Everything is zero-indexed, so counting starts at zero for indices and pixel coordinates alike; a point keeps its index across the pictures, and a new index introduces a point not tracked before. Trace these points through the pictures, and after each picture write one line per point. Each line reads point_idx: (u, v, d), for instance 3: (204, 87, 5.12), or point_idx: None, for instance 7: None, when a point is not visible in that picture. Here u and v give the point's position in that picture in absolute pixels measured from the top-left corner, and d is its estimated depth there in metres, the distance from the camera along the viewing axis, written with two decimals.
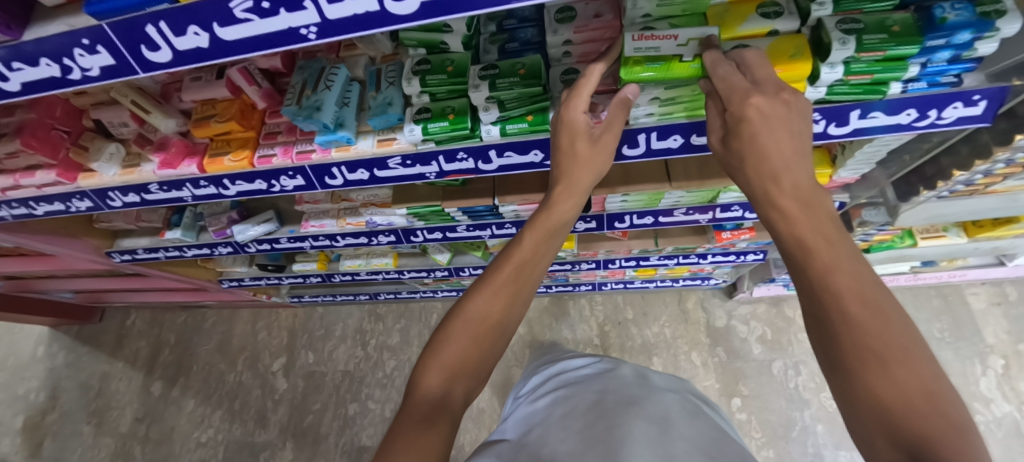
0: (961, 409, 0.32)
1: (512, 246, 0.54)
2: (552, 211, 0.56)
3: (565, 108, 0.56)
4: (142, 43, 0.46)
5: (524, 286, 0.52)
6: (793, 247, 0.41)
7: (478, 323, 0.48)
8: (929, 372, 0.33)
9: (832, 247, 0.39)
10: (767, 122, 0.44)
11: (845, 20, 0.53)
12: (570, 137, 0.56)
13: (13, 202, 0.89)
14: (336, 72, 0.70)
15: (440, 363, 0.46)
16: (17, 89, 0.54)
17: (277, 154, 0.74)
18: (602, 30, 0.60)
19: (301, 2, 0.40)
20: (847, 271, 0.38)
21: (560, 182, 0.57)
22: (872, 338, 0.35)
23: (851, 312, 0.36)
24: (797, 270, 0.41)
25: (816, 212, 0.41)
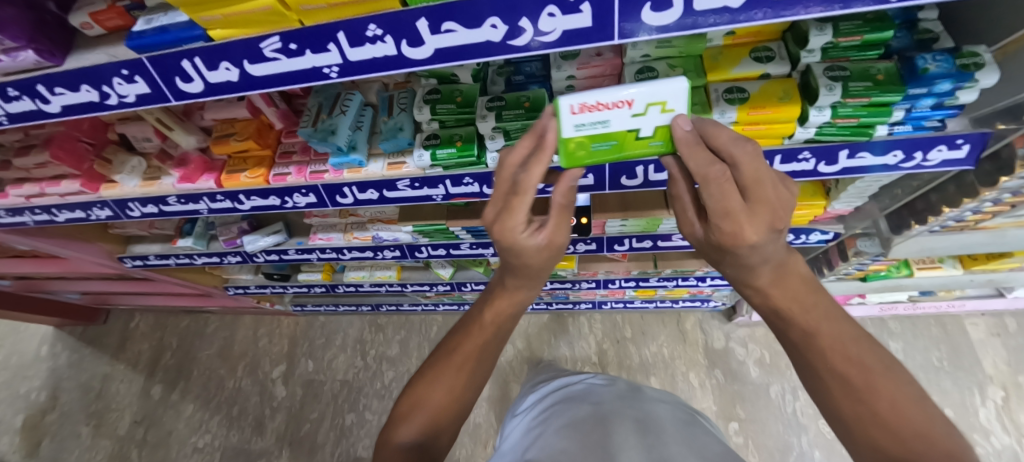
0: (945, 433, 0.39)
1: (472, 322, 0.58)
2: (509, 298, 0.56)
3: (504, 231, 0.44)
4: (177, 75, 0.49)
5: (481, 369, 0.55)
6: (774, 317, 0.48)
7: (445, 395, 0.52)
8: (914, 409, 0.41)
9: (810, 313, 0.45)
10: (762, 250, 0.42)
11: (833, 67, 0.57)
12: (515, 253, 0.47)
13: (35, 208, 0.93)
14: (351, 98, 0.74)
15: (413, 425, 0.51)
16: (57, 111, 0.58)
17: (291, 173, 0.78)
18: (603, 68, 0.65)
19: (326, 44, 0.44)
20: (826, 328, 0.45)
21: (514, 277, 0.54)
22: (856, 383, 0.42)
23: (837, 367, 0.43)
24: (784, 335, 0.48)
25: (797, 287, 0.46)
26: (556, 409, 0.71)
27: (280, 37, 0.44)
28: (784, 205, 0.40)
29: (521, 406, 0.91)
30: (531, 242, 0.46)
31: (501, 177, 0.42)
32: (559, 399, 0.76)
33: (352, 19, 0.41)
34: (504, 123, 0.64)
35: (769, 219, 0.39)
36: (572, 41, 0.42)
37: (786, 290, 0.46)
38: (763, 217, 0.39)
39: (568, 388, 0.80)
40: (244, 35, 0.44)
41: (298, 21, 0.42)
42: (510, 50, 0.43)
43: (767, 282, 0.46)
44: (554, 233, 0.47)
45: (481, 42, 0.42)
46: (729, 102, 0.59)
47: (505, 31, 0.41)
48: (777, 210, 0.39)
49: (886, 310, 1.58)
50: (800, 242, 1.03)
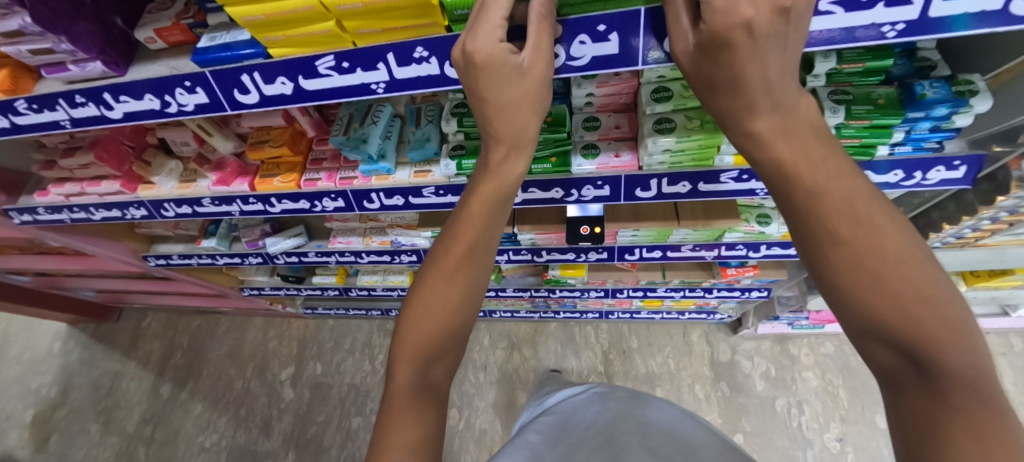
0: (953, 299, 0.34)
1: (459, 218, 0.53)
2: (497, 178, 0.52)
3: (472, 41, 0.41)
4: (235, 87, 0.54)
5: (473, 269, 0.52)
6: (773, 174, 0.40)
7: (439, 307, 0.50)
8: (927, 274, 0.34)
9: (817, 168, 0.38)
10: (761, 56, 0.35)
11: (836, 92, 0.61)
12: (484, 84, 0.44)
13: (73, 207, 0.97)
14: (382, 109, 0.79)
15: (410, 346, 0.49)
16: (119, 117, 0.63)
17: (322, 178, 0.82)
18: (621, 86, 0.69)
19: (376, 64, 0.48)
20: (835, 184, 0.37)
21: (497, 145, 0.51)
22: (866, 253, 0.35)
23: (839, 230, 0.36)
24: (782, 198, 0.40)
25: (795, 132, 0.39)
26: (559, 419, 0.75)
27: (334, 56, 0.48)
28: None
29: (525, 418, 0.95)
30: (500, 58, 0.42)
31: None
32: (562, 409, 0.80)
33: (402, 42, 0.46)
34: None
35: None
36: (601, 67, 0.46)
37: (795, 140, 0.38)
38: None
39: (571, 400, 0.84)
40: (302, 53, 0.49)
41: (352, 42, 0.47)
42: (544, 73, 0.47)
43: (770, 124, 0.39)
44: (537, 56, 0.43)
45: None
46: None
47: None
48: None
49: None
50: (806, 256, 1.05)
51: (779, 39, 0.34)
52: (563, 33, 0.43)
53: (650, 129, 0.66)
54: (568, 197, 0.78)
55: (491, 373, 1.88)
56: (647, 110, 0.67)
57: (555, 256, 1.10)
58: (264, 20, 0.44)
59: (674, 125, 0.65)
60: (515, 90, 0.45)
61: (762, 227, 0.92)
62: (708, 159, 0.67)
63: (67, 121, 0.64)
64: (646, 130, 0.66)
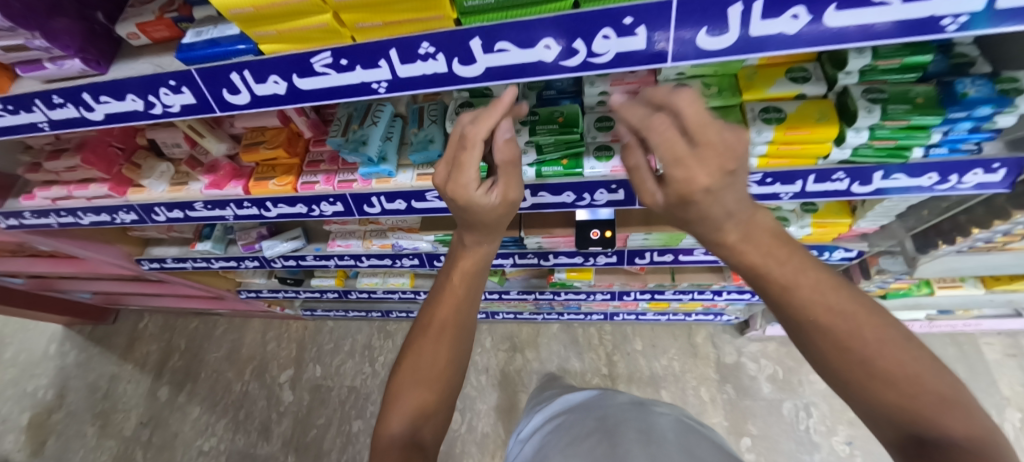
0: (938, 369, 0.34)
1: (441, 290, 0.57)
2: (473, 254, 0.56)
3: (455, 186, 0.46)
4: (224, 87, 0.50)
5: (457, 339, 0.54)
6: (746, 269, 0.41)
7: (426, 375, 0.52)
8: (908, 348, 0.35)
9: (786, 264, 0.39)
10: (721, 201, 0.36)
11: (870, 90, 0.57)
12: (461, 208, 0.48)
13: (61, 211, 0.93)
14: (382, 109, 0.75)
15: (398, 415, 0.50)
16: (100, 118, 0.58)
17: (319, 181, 0.78)
18: (637, 84, 0.65)
19: (377, 61, 0.44)
20: (801, 273, 0.38)
21: (471, 238, 0.55)
22: (848, 339, 0.35)
23: (824, 322, 0.36)
24: (757, 286, 0.41)
25: (758, 230, 0.40)
26: (558, 425, 0.72)
27: (331, 53, 0.44)
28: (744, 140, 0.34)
29: (525, 430, 0.89)
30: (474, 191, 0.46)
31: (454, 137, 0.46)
32: (563, 416, 0.76)
33: (406, 37, 0.42)
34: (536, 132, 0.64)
35: (720, 163, 0.34)
36: (627, 63, 0.42)
37: None
38: (714, 163, 0.34)
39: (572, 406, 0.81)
40: (295, 50, 0.45)
41: (350, 38, 0.43)
42: (564, 71, 0.43)
43: (737, 238, 0.39)
44: (506, 188, 0.49)
45: (534, 62, 0.43)
46: (766, 122, 0.59)
47: (560, 52, 0.41)
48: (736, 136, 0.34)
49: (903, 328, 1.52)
50: (822, 259, 0.99)
51: (740, 189, 0.37)
52: (584, 28, 0.39)
53: None
54: (580, 201, 0.74)
55: (493, 375, 1.85)
56: None
57: (562, 260, 1.06)
58: (254, 14, 0.40)
59: None
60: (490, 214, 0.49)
61: None
62: None
63: (46, 123, 0.60)
64: None
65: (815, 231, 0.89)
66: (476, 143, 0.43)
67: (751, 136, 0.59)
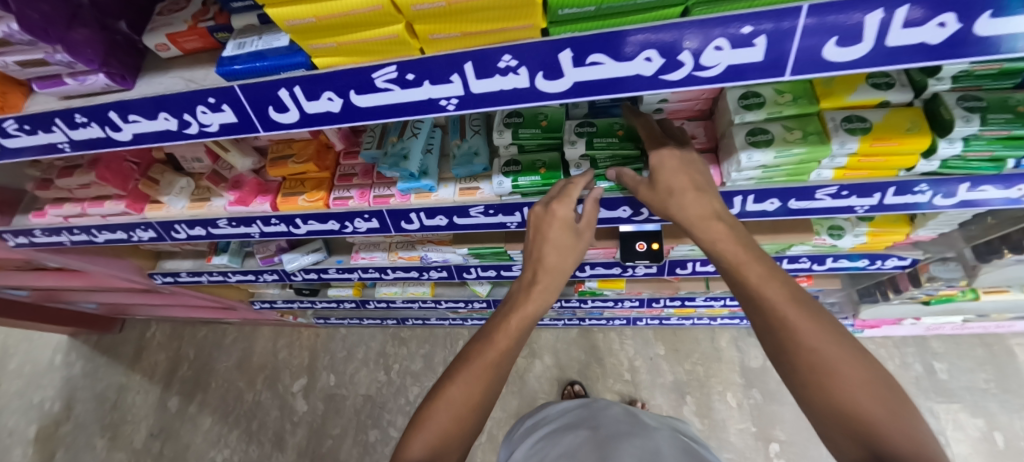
0: (888, 385, 0.38)
1: (495, 327, 0.55)
2: (535, 301, 0.56)
3: (557, 203, 0.58)
4: (271, 105, 0.45)
5: (500, 379, 0.51)
6: (729, 266, 0.47)
7: (459, 405, 0.48)
8: (863, 360, 0.39)
9: (758, 264, 0.45)
10: (699, 192, 0.51)
11: (966, 97, 0.53)
12: (551, 225, 0.58)
13: (74, 229, 0.88)
14: (421, 119, 0.70)
15: (424, 438, 0.47)
16: (127, 138, 0.53)
17: (353, 197, 0.73)
18: (700, 92, 0.61)
19: (449, 76, 0.39)
20: (776, 280, 0.44)
21: (545, 274, 0.57)
22: (812, 340, 0.40)
23: (790, 320, 0.41)
24: (738, 288, 0.46)
25: (737, 232, 0.49)
26: (549, 441, 0.74)
27: (397, 67, 0.39)
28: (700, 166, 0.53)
29: (520, 436, 0.89)
30: (566, 216, 0.58)
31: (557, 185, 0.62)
32: (559, 429, 0.76)
33: (485, 49, 0.37)
34: (593, 147, 0.61)
35: (694, 167, 0.53)
36: (735, 76, 0.38)
37: None
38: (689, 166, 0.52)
39: (565, 416, 0.82)
40: (354, 63, 0.40)
41: (419, 50, 0.38)
42: (660, 85, 0.39)
43: (722, 232, 0.48)
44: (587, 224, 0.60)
45: (629, 76, 0.38)
46: (850, 132, 0.54)
47: (661, 65, 0.37)
48: (691, 159, 0.53)
49: (935, 329, 1.47)
50: (873, 267, 0.95)
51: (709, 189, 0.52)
52: (694, 39, 0.34)
53: (741, 142, 0.57)
54: (636, 215, 0.70)
55: (512, 382, 1.80)
56: (735, 120, 0.58)
57: (599, 271, 1.02)
58: (313, 26, 0.35)
59: (770, 137, 0.56)
60: (572, 241, 0.59)
61: (835, 240, 0.84)
62: (803, 173, 0.59)
63: (66, 144, 0.55)
64: (737, 143, 0.57)
65: (871, 240, 0.85)
66: (579, 182, 0.60)
67: (834, 148, 0.54)
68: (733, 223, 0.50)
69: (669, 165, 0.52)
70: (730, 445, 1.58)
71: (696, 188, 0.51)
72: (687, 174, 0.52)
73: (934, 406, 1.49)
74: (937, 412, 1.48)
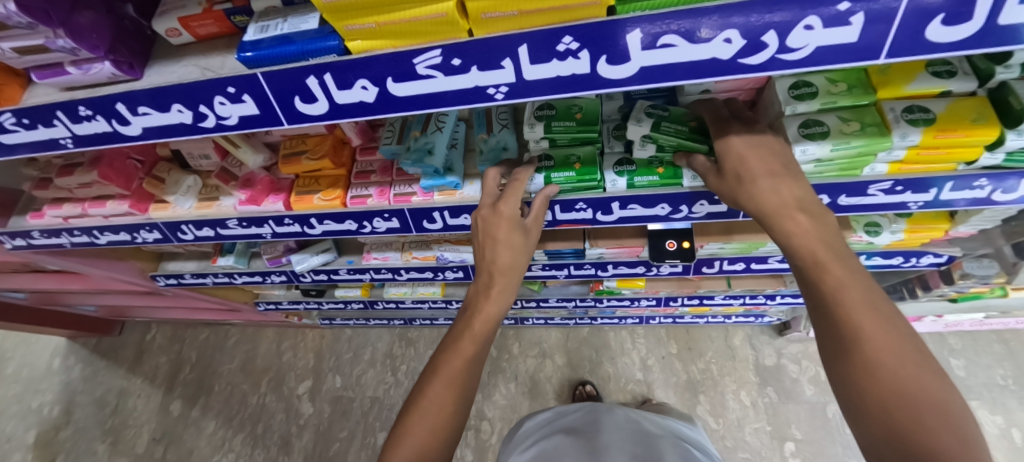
0: (971, 424, 0.32)
1: (461, 331, 0.54)
2: (494, 301, 0.55)
3: (504, 203, 0.58)
4: (297, 94, 0.41)
5: (470, 386, 0.50)
6: (808, 265, 0.42)
7: (436, 416, 0.47)
8: (941, 390, 0.34)
9: (843, 264, 0.41)
10: (773, 177, 0.46)
11: None
12: (499, 226, 0.57)
13: (74, 231, 0.84)
14: (446, 113, 0.66)
15: (405, 451, 0.45)
16: (137, 133, 0.49)
17: (372, 195, 0.69)
18: (746, 81, 0.57)
19: (500, 61, 0.36)
20: (858, 286, 0.39)
21: (499, 276, 0.57)
22: (885, 356, 0.35)
23: (865, 329, 0.37)
24: (810, 288, 0.42)
25: (823, 228, 0.43)
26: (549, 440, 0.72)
27: (442, 51, 0.36)
28: (782, 149, 0.49)
29: (518, 437, 0.84)
30: (513, 215, 0.58)
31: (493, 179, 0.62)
32: (565, 433, 0.72)
33: (544, 30, 0.33)
34: (657, 131, 0.57)
35: (770, 154, 0.48)
36: (821, 59, 0.34)
37: None
38: (765, 154, 0.48)
39: (569, 420, 0.78)
40: (393, 48, 0.36)
41: (468, 32, 0.34)
42: (734, 68, 0.36)
43: (805, 225, 0.43)
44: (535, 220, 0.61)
45: (701, 60, 0.35)
46: (911, 124, 0.50)
47: (741, 47, 0.33)
48: (764, 140, 0.49)
49: (954, 326, 1.45)
50: (906, 265, 0.92)
51: (793, 171, 0.47)
52: (782, 18, 0.31)
53: (794, 134, 0.53)
54: (675, 213, 0.66)
55: (522, 382, 1.77)
56: (785, 112, 0.54)
57: (622, 271, 0.98)
58: (352, 4, 0.31)
59: (826, 129, 0.53)
60: (522, 240, 0.58)
61: (872, 237, 0.81)
62: (857, 168, 0.56)
63: (69, 139, 0.51)
64: (790, 136, 0.54)
65: (908, 237, 0.82)
66: (523, 179, 0.60)
67: (894, 140, 0.50)
68: (821, 214, 0.44)
69: (740, 149, 0.49)
70: (746, 445, 1.55)
71: (770, 174, 0.46)
72: (761, 161, 0.47)
73: None
74: None
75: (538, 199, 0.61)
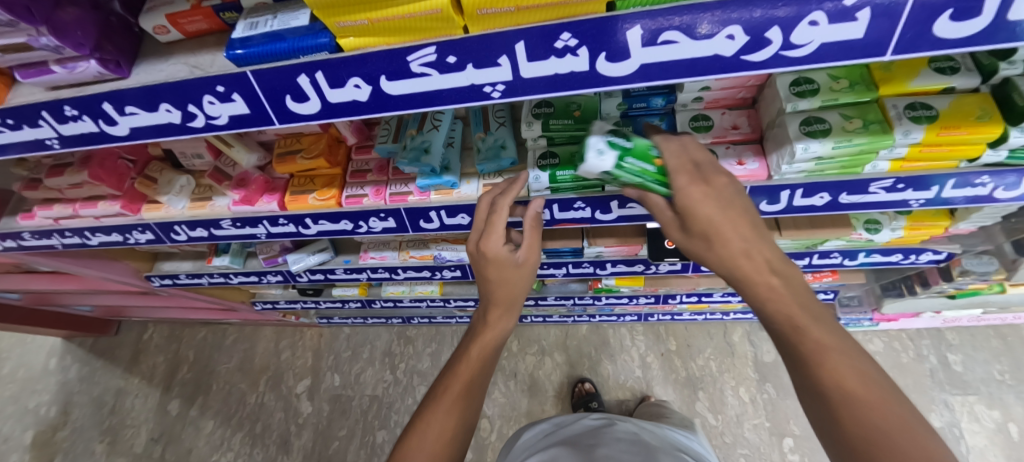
0: None
1: (459, 356, 0.54)
2: (493, 330, 0.55)
3: (487, 242, 0.52)
4: (289, 93, 0.41)
5: (470, 411, 0.49)
6: (785, 328, 0.41)
7: (434, 438, 0.46)
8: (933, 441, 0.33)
9: (820, 322, 0.40)
10: (739, 237, 0.41)
11: None
12: (489, 268, 0.53)
13: (65, 231, 0.83)
14: (442, 111, 0.65)
15: None
16: (125, 133, 0.48)
17: (367, 195, 0.69)
18: (745, 79, 0.57)
19: (497, 59, 0.35)
20: (836, 345, 0.38)
21: (494, 306, 0.55)
22: (873, 413, 0.35)
23: (853, 390, 0.36)
24: (788, 351, 0.41)
25: (796, 288, 0.41)
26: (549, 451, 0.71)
27: (437, 48, 0.35)
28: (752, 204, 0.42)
29: (517, 449, 0.83)
30: (500, 253, 0.52)
31: (483, 206, 0.56)
32: (564, 446, 0.72)
33: (542, 26, 0.32)
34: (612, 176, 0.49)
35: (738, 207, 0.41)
36: (826, 56, 0.33)
37: None
38: (733, 209, 0.40)
39: (568, 433, 0.77)
40: (387, 45, 0.35)
41: (463, 28, 0.33)
42: (737, 65, 0.35)
43: (777, 287, 0.41)
44: (530, 250, 0.55)
45: (704, 56, 0.34)
46: (914, 120, 0.49)
47: (745, 43, 0.33)
48: (731, 197, 0.41)
49: (951, 321, 1.45)
50: (906, 262, 0.92)
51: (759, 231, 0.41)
52: (785, 13, 0.30)
53: (796, 132, 0.52)
54: None
55: (522, 380, 1.77)
56: (786, 109, 0.53)
57: (621, 269, 0.98)
58: None
59: (827, 126, 0.52)
60: (514, 275, 0.53)
61: (871, 234, 0.81)
62: (858, 166, 0.55)
63: (55, 140, 0.50)
64: (792, 133, 0.52)
65: (907, 234, 0.82)
66: (502, 212, 0.52)
67: (897, 138, 0.49)
68: (790, 273, 0.42)
69: (704, 213, 0.40)
70: (744, 441, 1.55)
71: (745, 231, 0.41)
72: (731, 217, 0.40)
73: (949, 398, 1.46)
74: (950, 404, 1.45)
75: (526, 220, 0.56)
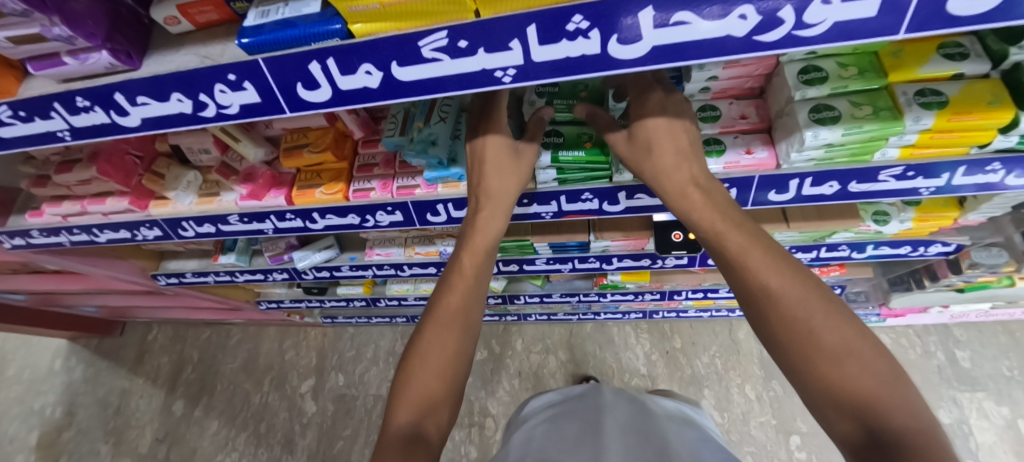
0: (881, 360, 0.34)
1: (452, 269, 0.56)
2: (483, 232, 0.57)
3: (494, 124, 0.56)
4: (299, 81, 0.41)
5: (472, 322, 0.51)
6: (709, 236, 0.46)
7: (436, 358, 0.47)
8: (849, 331, 0.35)
9: (739, 231, 0.44)
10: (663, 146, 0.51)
11: None
12: (487, 151, 0.56)
13: (73, 229, 0.83)
14: (449, 103, 0.65)
15: (407, 400, 0.45)
16: (136, 124, 0.48)
17: (374, 188, 0.69)
18: (754, 66, 0.56)
19: (509, 42, 0.35)
20: (757, 249, 0.42)
21: (488, 201, 0.58)
22: (797, 306, 0.37)
23: (773, 287, 0.39)
24: (720, 259, 0.44)
25: (716, 201, 0.48)
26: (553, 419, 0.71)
27: (448, 32, 0.35)
28: (689, 129, 0.52)
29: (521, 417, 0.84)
30: (502, 136, 0.56)
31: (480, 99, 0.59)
32: (568, 415, 0.71)
33: (553, 9, 0.32)
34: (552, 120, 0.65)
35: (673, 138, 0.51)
36: (837, 37, 0.33)
37: None
38: (675, 129, 0.51)
39: (572, 403, 0.77)
40: (398, 31, 0.35)
41: (474, 12, 0.33)
42: (748, 47, 0.35)
43: (697, 200, 0.48)
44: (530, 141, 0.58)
45: (717, 37, 0.34)
46: (924, 107, 0.49)
47: (757, 24, 0.33)
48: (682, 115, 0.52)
49: (959, 316, 1.44)
50: (914, 254, 0.92)
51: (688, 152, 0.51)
52: None
53: (805, 119, 0.52)
54: None
55: (526, 379, 1.76)
56: (795, 97, 0.53)
57: (628, 264, 0.98)
58: None
59: (837, 114, 0.52)
60: (512, 165, 0.57)
61: (880, 226, 0.80)
62: (868, 153, 0.55)
63: (66, 132, 0.50)
64: (801, 121, 0.52)
65: (916, 226, 0.81)
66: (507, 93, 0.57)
67: (907, 124, 0.49)
68: (712, 191, 0.49)
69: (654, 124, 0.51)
70: (750, 438, 1.55)
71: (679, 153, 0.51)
72: (672, 141, 0.51)
73: (958, 394, 1.45)
74: (959, 400, 1.44)
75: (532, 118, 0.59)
